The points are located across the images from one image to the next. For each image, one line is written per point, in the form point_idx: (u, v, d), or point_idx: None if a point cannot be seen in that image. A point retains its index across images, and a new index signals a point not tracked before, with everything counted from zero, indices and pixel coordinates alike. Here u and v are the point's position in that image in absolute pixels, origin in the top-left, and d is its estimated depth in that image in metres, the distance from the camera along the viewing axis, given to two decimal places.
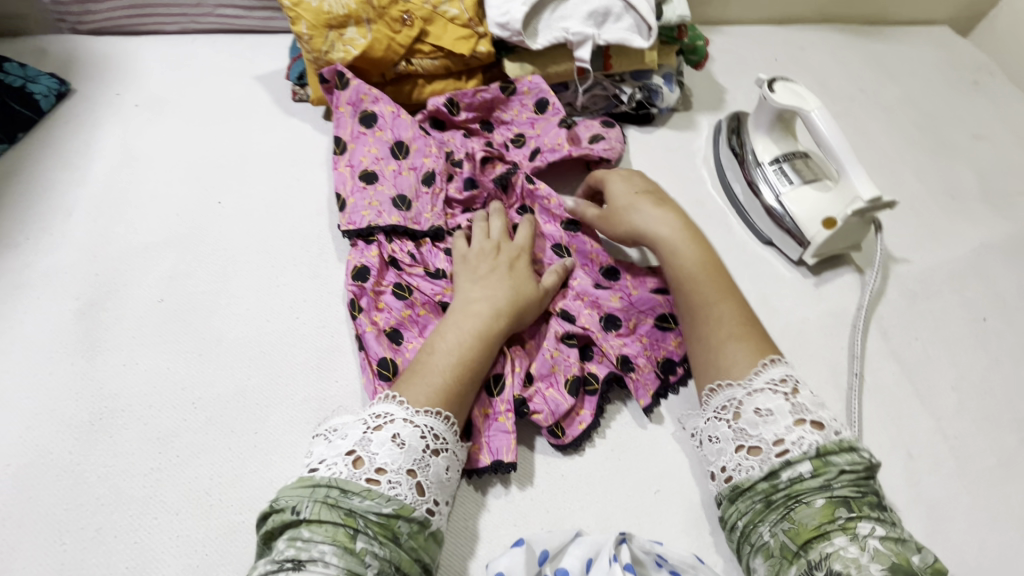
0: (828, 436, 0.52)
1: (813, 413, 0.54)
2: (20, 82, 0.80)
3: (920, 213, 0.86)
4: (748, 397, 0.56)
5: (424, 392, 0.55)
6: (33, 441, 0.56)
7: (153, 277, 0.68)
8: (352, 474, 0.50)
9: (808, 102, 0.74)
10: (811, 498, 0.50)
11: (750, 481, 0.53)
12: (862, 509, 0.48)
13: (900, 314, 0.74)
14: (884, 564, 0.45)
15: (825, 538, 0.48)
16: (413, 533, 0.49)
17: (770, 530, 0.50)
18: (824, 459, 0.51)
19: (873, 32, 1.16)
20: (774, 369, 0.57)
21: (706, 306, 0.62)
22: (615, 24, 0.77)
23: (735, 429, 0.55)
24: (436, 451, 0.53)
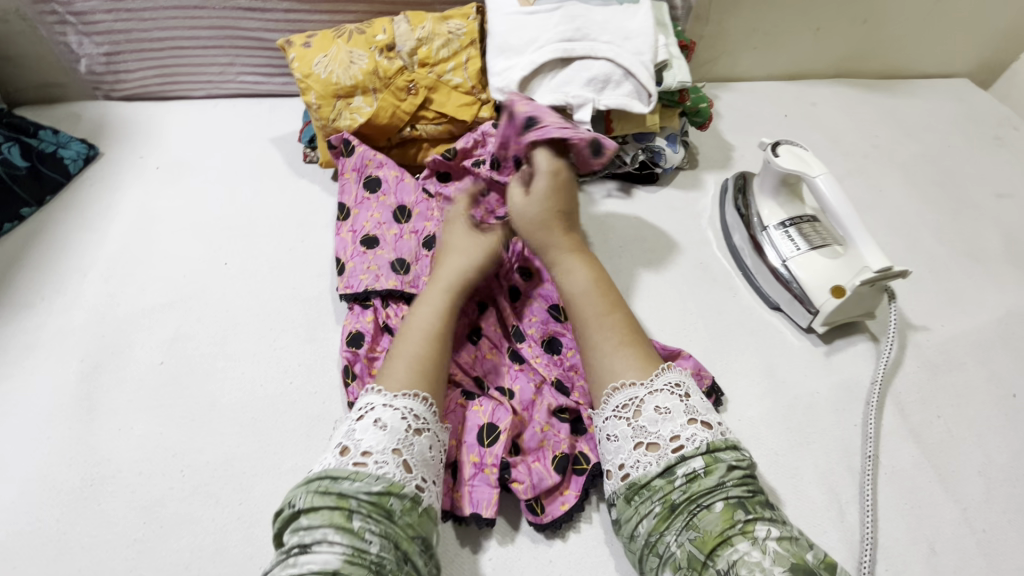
0: (717, 435, 0.51)
1: (704, 415, 0.53)
2: (52, 148, 0.85)
3: (940, 277, 0.82)
4: (648, 397, 0.54)
5: (403, 375, 0.55)
6: (24, 508, 0.57)
7: (156, 338, 0.70)
8: (341, 462, 0.50)
9: (812, 167, 0.73)
10: (711, 502, 0.48)
11: (647, 479, 0.51)
12: (760, 510, 0.47)
13: (920, 388, 0.70)
14: (785, 566, 0.43)
15: (729, 544, 0.45)
16: (406, 509, 0.48)
17: (676, 540, 0.48)
18: (713, 456, 0.50)
19: (887, 87, 1.14)
20: (671, 373, 0.55)
21: (591, 331, 0.60)
22: (615, 90, 0.78)
23: (635, 428, 0.53)
24: (418, 430, 0.53)
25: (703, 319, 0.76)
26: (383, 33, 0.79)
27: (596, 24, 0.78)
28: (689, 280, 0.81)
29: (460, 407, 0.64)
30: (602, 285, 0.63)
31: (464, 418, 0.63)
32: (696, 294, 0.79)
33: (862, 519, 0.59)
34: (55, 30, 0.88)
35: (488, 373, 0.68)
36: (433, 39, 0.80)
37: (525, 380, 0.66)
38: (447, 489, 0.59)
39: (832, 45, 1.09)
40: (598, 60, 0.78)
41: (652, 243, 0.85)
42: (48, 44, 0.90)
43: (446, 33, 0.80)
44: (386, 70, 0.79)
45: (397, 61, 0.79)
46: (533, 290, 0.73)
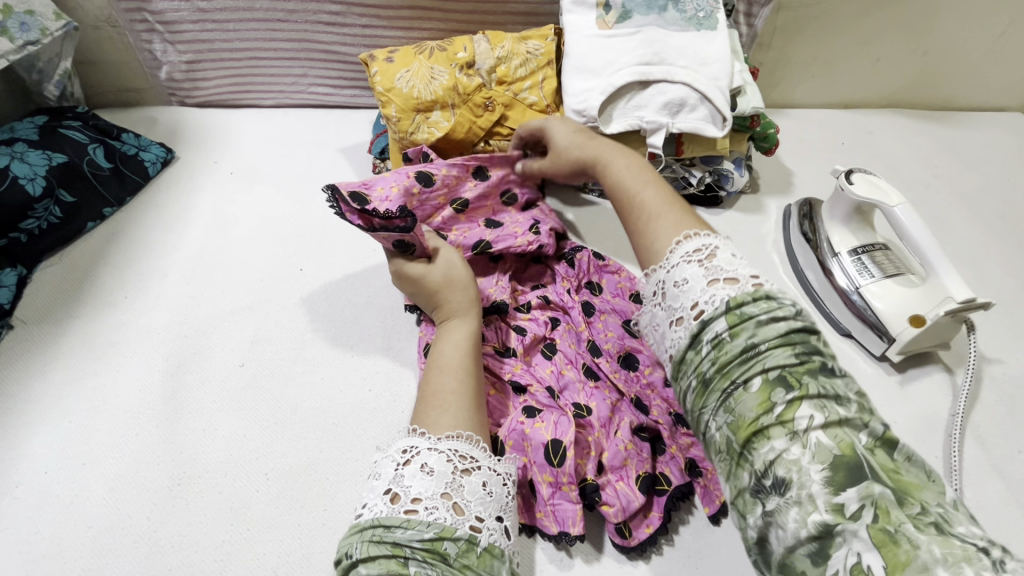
0: (744, 289, 0.44)
1: (730, 272, 0.46)
2: (133, 150, 0.88)
3: (1012, 311, 0.81)
4: (669, 274, 0.49)
5: (441, 417, 0.52)
6: (117, 504, 0.58)
7: (237, 341, 0.71)
8: (392, 510, 0.45)
9: (890, 196, 0.73)
10: (746, 379, 0.40)
11: (682, 354, 0.45)
12: (804, 385, 0.38)
13: (999, 422, 0.69)
14: (825, 463, 0.35)
15: (765, 437, 0.38)
16: (463, 552, 0.44)
17: (714, 423, 0.41)
18: (738, 313, 0.42)
19: (943, 118, 1.15)
20: (690, 242, 0.49)
21: (625, 206, 0.57)
22: (689, 114, 0.79)
23: (665, 309, 0.48)
24: (467, 471, 0.49)
25: None
26: (464, 51, 0.82)
27: (673, 49, 0.80)
28: None
29: (521, 424, 0.61)
30: (636, 166, 0.60)
31: (526, 434, 0.61)
32: None
33: None
34: (142, 38, 0.91)
35: (562, 388, 0.66)
36: (511, 58, 0.81)
37: (601, 398, 0.65)
38: (531, 507, 0.59)
39: (891, 76, 1.09)
40: (673, 84, 0.79)
41: None
42: (133, 51, 0.93)
43: (525, 52, 0.82)
44: (465, 87, 0.81)
45: (475, 78, 0.81)
46: (605, 306, 0.75)
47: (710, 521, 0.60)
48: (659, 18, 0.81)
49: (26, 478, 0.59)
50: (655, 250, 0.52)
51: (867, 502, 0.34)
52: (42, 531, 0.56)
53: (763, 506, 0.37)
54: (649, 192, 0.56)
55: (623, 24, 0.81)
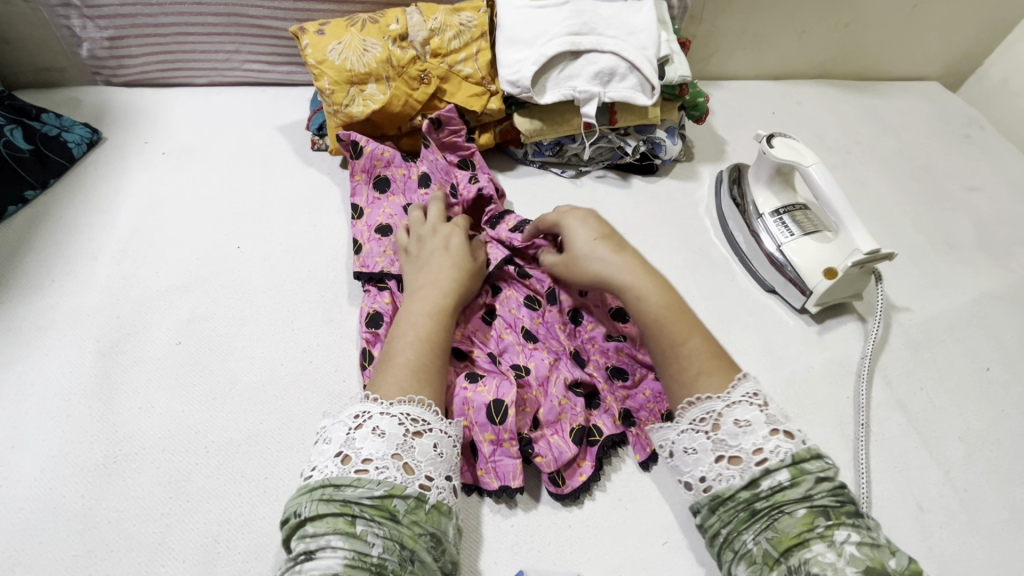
0: (801, 445, 0.49)
1: (785, 423, 0.50)
2: (55, 131, 0.84)
3: (921, 264, 0.88)
4: (727, 410, 0.52)
5: (400, 383, 0.53)
6: (49, 484, 0.57)
7: (172, 320, 0.70)
8: (342, 470, 0.48)
9: (805, 157, 0.78)
10: (792, 508, 0.46)
11: (731, 492, 0.48)
12: (840, 516, 0.45)
13: (904, 363, 0.75)
14: (860, 567, 0.42)
15: (806, 546, 0.44)
16: (411, 509, 0.47)
17: (753, 538, 0.47)
18: (799, 467, 0.47)
19: (865, 87, 1.21)
20: (747, 384, 0.53)
21: (683, 347, 0.56)
22: (620, 83, 0.82)
23: (714, 440, 0.51)
24: (418, 433, 0.51)
25: (704, 300, 0.81)
26: (396, 23, 0.81)
27: (602, 19, 0.82)
28: (691, 267, 0.84)
29: (464, 390, 0.62)
30: (678, 309, 0.58)
31: (468, 398, 0.61)
32: (697, 280, 0.83)
33: (857, 482, 0.64)
34: (58, 14, 0.87)
35: (501, 351, 0.69)
36: (445, 30, 0.81)
37: (539, 358, 0.67)
38: (470, 466, 0.61)
39: (817, 46, 1.14)
40: (603, 53, 0.81)
41: (653, 232, 0.88)
42: (50, 27, 0.89)
43: (458, 25, 0.82)
44: (399, 59, 0.81)
45: (409, 51, 0.81)
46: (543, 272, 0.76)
47: (641, 466, 0.64)
48: None
49: None
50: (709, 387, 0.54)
51: None
52: None
53: None
54: (694, 341, 0.56)
55: None
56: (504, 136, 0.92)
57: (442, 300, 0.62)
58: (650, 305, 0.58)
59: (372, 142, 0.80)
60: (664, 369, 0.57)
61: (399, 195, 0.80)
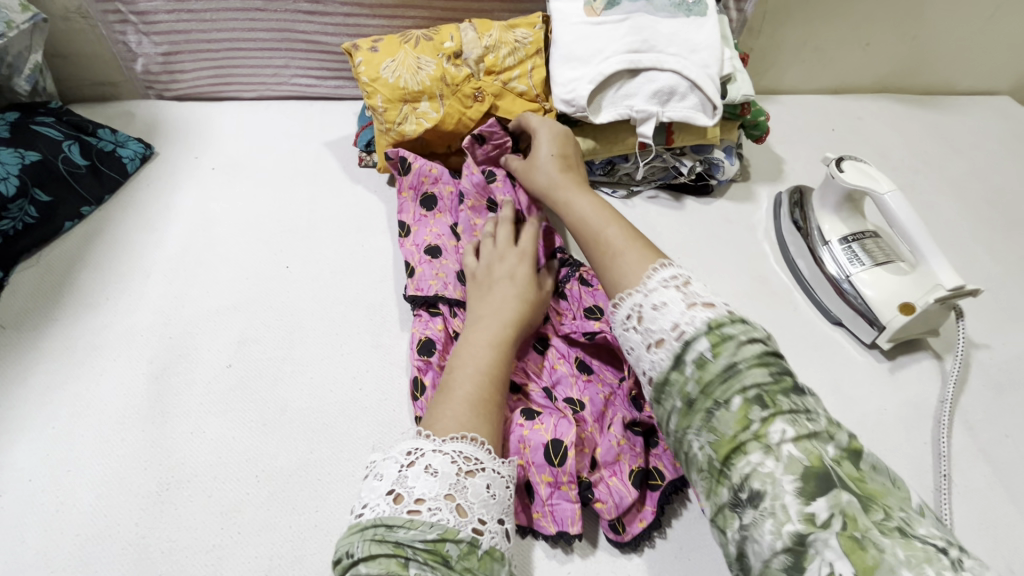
0: (721, 313, 0.47)
1: (705, 298, 0.48)
2: (110, 146, 0.85)
3: (1000, 297, 0.82)
4: (647, 298, 0.51)
5: (456, 413, 0.52)
6: (104, 510, 0.57)
7: (223, 341, 0.70)
8: (394, 510, 0.45)
9: (880, 183, 0.73)
10: (727, 399, 0.42)
11: (664, 377, 0.46)
12: (777, 404, 0.40)
13: (986, 406, 0.70)
14: (798, 474, 0.37)
15: (743, 453, 0.40)
16: (464, 554, 0.43)
17: (697, 441, 0.43)
18: (719, 334, 0.45)
19: (929, 102, 1.15)
20: (665, 270, 0.52)
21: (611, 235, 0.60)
22: (679, 103, 0.78)
23: (641, 331, 0.50)
24: (471, 472, 0.48)
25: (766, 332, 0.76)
26: (450, 40, 0.80)
27: (663, 36, 0.79)
28: (751, 295, 0.80)
29: (521, 427, 0.60)
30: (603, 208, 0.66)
31: (524, 436, 0.59)
32: (757, 309, 0.79)
33: None
34: (115, 30, 0.88)
35: (555, 384, 0.66)
36: (500, 47, 0.80)
37: (594, 392, 0.65)
38: (526, 507, 0.59)
39: (881, 59, 1.09)
40: (663, 72, 0.77)
41: (709, 256, 0.84)
42: (107, 43, 0.90)
43: (513, 42, 0.80)
44: (454, 77, 0.79)
45: (464, 68, 0.79)
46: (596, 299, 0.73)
47: (705, 514, 0.60)
48: (648, 4, 0.80)
49: (7, 487, 0.58)
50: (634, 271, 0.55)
51: (836, 510, 0.35)
52: (27, 541, 0.55)
53: (740, 520, 0.39)
54: (614, 227, 0.61)
55: (611, 10, 0.80)
56: None
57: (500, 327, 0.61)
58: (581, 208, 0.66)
59: (419, 159, 0.78)
60: (592, 254, 0.61)
61: (446, 215, 0.78)
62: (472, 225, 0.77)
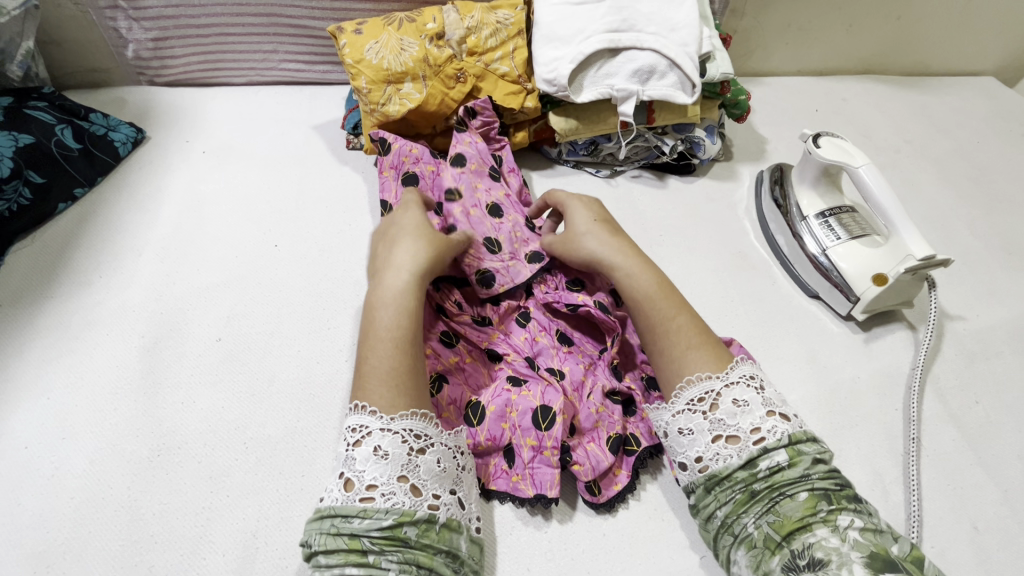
0: (797, 427, 0.50)
1: (781, 407, 0.52)
2: (102, 131, 0.87)
3: (976, 271, 0.83)
4: (726, 389, 0.53)
5: (380, 394, 0.52)
6: (98, 475, 0.59)
7: (213, 316, 0.71)
8: (347, 498, 0.47)
9: (855, 158, 0.74)
10: (793, 491, 0.47)
11: (728, 471, 0.50)
12: (842, 501, 0.46)
13: (958, 374, 0.72)
14: (864, 552, 0.42)
15: (807, 530, 0.45)
16: (423, 532, 0.47)
17: (754, 522, 0.47)
18: (796, 448, 0.49)
19: (913, 83, 1.15)
20: (744, 366, 0.54)
21: (681, 322, 0.59)
22: (659, 81, 0.80)
23: (712, 421, 0.52)
24: (421, 450, 0.50)
25: (744, 305, 0.78)
26: (432, 22, 0.81)
27: (642, 15, 0.80)
28: (731, 271, 0.82)
29: (507, 392, 0.62)
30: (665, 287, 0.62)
31: (512, 401, 0.62)
32: (737, 284, 0.81)
33: (908, 499, 0.61)
34: (105, 16, 0.89)
35: (537, 354, 0.67)
36: (481, 28, 0.81)
37: (575, 362, 0.66)
38: (505, 472, 0.60)
39: (864, 41, 1.10)
40: (643, 51, 0.79)
41: (691, 234, 0.86)
42: (98, 29, 0.91)
43: (495, 23, 0.81)
44: (436, 58, 0.80)
45: (446, 49, 0.81)
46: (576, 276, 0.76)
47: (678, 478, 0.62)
48: None
49: (4, 454, 0.60)
50: (691, 365, 0.55)
51: None
52: (24, 504, 0.57)
53: None
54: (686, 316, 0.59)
55: None
56: (537, 135, 0.91)
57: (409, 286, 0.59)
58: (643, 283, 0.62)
59: (401, 140, 0.80)
60: (657, 340, 0.59)
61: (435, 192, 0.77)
62: (473, 185, 0.77)
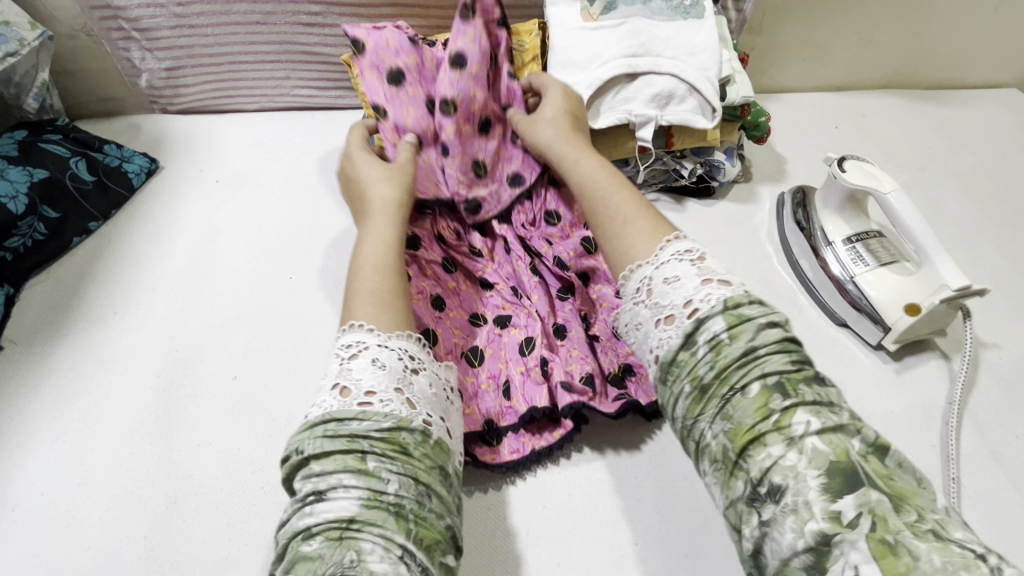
0: (737, 293, 0.47)
1: (722, 275, 0.48)
2: (116, 162, 0.86)
3: (1010, 295, 0.81)
4: (658, 271, 0.51)
5: (364, 309, 0.53)
6: (113, 524, 0.58)
7: (228, 353, 0.70)
8: (342, 404, 0.45)
9: (883, 183, 0.72)
10: (745, 386, 0.42)
11: (674, 356, 0.46)
12: (800, 394, 0.41)
13: (996, 406, 0.69)
14: (822, 468, 0.38)
15: (763, 444, 0.40)
16: (420, 442, 0.45)
17: (711, 429, 0.43)
18: (737, 316, 0.45)
19: (934, 97, 1.13)
20: (679, 243, 0.52)
21: (621, 203, 0.59)
22: (678, 106, 0.78)
23: (652, 307, 0.50)
24: (416, 370, 0.49)
25: None
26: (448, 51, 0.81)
27: (660, 40, 0.79)
28: None
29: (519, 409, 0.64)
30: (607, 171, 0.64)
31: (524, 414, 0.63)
32: None
33: None
34: (119, 47, 0.89)
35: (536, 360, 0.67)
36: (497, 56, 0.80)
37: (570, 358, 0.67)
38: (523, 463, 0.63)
39: (884, 55, 1.08)
40: (661, 75, 0.77)
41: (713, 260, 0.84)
42: (112, 60, 0.91)
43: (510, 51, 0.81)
44: None
45: None
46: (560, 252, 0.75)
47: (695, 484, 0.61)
48: (645, 8, 0.80)
49: (21, 500, 0.59)
50: (648, 252, 0.54)
51: (865, 509, 0.36)
52: (40, 554, 0.56)
53: (759, 515, 0.39)
54: (625, 198, 0.59)
55: (608, 15, 0.79)
56: None
57: (388, 221, 0.63)
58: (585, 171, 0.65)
59: (373, 35, 0.77)
60: (597, 226, 0.60)
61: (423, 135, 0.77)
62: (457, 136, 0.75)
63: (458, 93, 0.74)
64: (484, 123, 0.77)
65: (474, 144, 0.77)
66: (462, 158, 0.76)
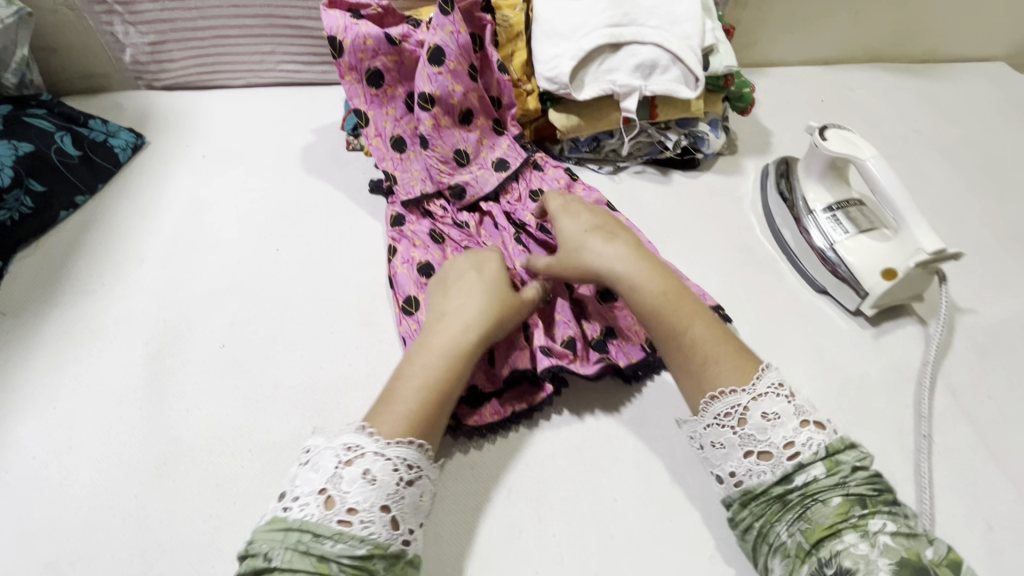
0: (832, 435, 0.50)
1: (815, 414, 0.51)
2: (102, 137, 0.86)
3: (988, 262, 0.82)
4: (754, 403, 0.52)
5: (393, 423, 0.52)
6: (104, 485, 0.59)
7: (216, 322, 0.71)
8: (324, 515, 0.47)
9: (862, 150, 0.73)
10: (826, 497, 0.47)
11: (763, 487, 0.50)
12: (875, 504, 0.46)
13: (969, 368, 0.71)
14: (893, 559, 0.42)
15: (838, 536, 0.45)
16: (389, 565, 0.48)
17: (787, 530, 0.48)
18: (834, 459, 0.48)
19: (921, 70, 1.13)
20: (772, 374, 0.53)
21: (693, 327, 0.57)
22: (662, 76, 0.78)
23: (742, 435, 0.52)
24: (409, 482, 0.50)
25: (752, 301, 0.77)
26: None
27: (644, 10, 0.79)
28: (737, 266, 0.81)
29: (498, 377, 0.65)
30: (676, 290, 0.60)
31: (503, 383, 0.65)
32: (743, 279, 0.80)
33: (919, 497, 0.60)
34: (101, 21, 0.89)
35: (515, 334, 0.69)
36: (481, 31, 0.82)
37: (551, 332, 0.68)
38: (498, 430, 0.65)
39: (870, 28, 1.07)
40: (644, 45, 0.78)
41: (697, 230, 0.85)
42: (95, 35, 0.91)
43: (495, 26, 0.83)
44: None
45: None
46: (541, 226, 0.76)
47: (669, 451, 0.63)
48: None
49: (13, 464, 0.60)
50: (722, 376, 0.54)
51: None
52: (33, 514, 0.57)
53: None
54: (698, 327, 0.58)
55: None
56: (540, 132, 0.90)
57: (459, 329, 0.59)
58: (648, 283, 0.60)
59: (349, 31, 0.74)
60: (670, 353, 0.58)
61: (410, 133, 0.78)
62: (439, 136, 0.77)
63: (436, 90, 0.76)
64: (462, 115, 0.79)
65: (454, 134, 0.78)
66: (442, 149, 0.78)
